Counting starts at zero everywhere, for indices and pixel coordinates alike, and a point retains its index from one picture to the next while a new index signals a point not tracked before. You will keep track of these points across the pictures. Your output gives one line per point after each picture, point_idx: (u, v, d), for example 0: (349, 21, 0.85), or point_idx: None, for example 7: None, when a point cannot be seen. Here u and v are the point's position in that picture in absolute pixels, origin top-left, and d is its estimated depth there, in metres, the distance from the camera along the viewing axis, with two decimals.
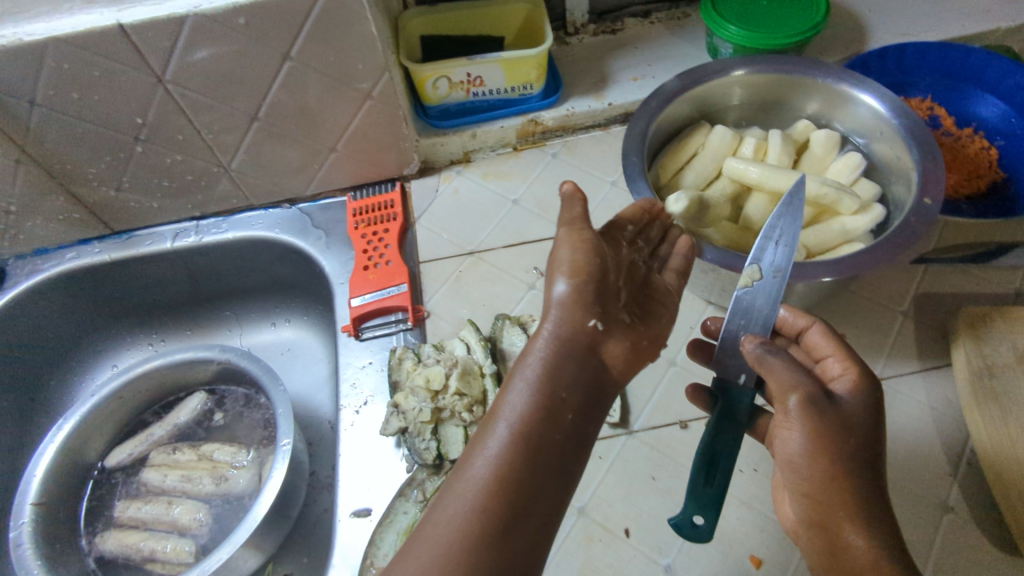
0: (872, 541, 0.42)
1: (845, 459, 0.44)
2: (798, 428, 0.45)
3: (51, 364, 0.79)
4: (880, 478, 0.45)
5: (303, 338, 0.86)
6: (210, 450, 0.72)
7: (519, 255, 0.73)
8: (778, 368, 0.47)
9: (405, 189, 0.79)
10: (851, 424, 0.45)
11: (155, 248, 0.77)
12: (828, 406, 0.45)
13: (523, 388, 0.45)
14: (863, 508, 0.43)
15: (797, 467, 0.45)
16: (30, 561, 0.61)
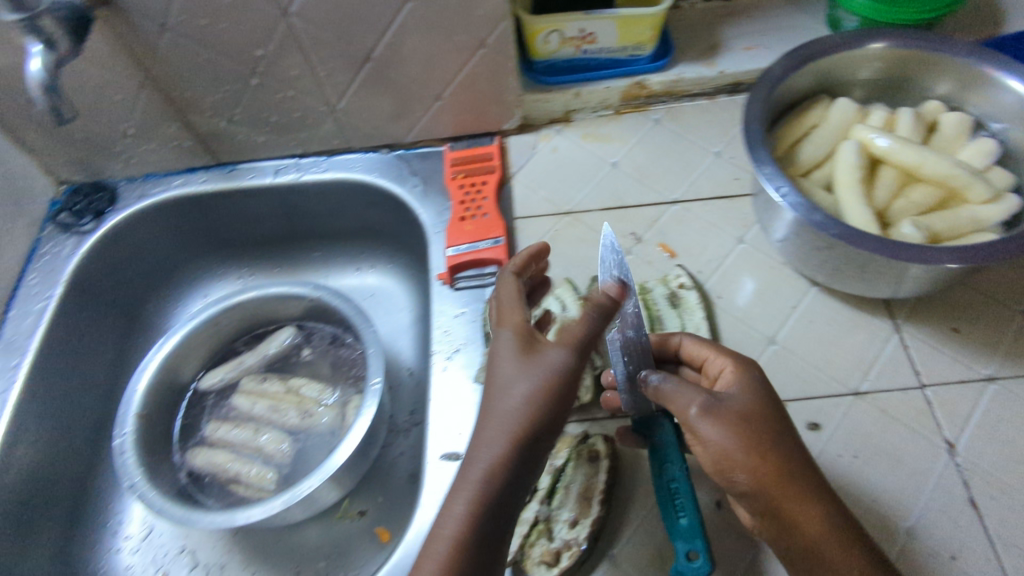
0: (817, 516, 0.45)
1: (764, 446, 0.45)
2: (720, 432, 0.46)
3: (150, 287, 0.82)
4: (803, 453, 0.47)
5: (386, 286, 0.87)
6: (297, 385, 0.74)
7: (616, 219, 0.71)
8: (665, 387, 0.49)
9: (504, 143, 0.79)
10: (750, 411, 0.47)
11: (257, 182, 0.79)
12: (727, 402, 0.47)
13: (471, 495, 0.41)
14: (806, 488, 0.45)
15: (725, 465, 0.46)
16: (132, 468, 0.64)
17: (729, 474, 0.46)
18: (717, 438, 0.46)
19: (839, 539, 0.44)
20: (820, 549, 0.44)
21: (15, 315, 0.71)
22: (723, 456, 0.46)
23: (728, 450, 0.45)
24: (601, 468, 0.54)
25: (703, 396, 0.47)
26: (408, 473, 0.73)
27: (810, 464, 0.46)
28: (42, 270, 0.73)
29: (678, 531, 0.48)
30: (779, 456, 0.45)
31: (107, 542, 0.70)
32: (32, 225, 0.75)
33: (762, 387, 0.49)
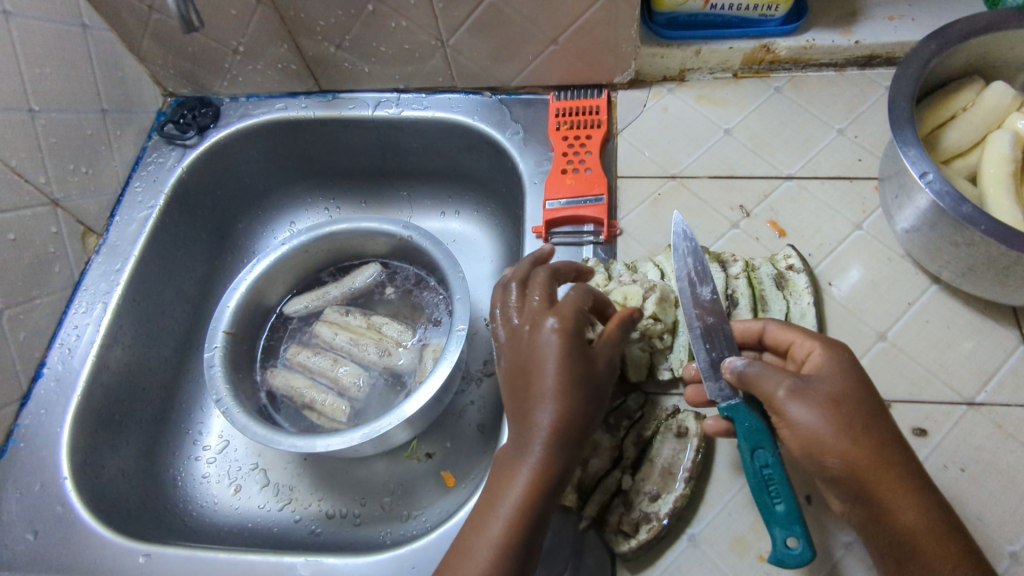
0: (911, 503, 0.42)
1: (854, 428, 0.43)
2: (808, 416, 0.44)
3: (243, 208, 0.83)
4: (899, 440, 0.44)
5: (470, 233, 0.86)
6: (379, 322, 0.75)
7: (724, 189, 0.68)
8: (750, 371, 0.47)
9: (612, 98, 0.75)
10: (844, 394, 0.45)
11: (358, 113, 0.78)
12: (819, 385, 0.45)
13: (513, 500, 0.44)
14: (898, 476, 0.43)
15: (815, 446, 0.44)
16: (219, 381, 0.65)
17: (819, 459, 0.44)
18: (805, 420, 0.44)
19: (936, 533, 0.41)
20: (915, 543, 0.41)
21: (120, 219, 0.72)
22: (814, 440, 0.44)
23: (818, 434, 0.44)
24: (688, 444, 0.52)
25: (790, 379, 0.46)
26: (478, 423, 0.74)
27: (908, 451, 0.44)
28: (147, 179, 0.74)
29: (776, 518, 0.45)
30: (872, 442, 0.43)
31: (188, 450, 0.72)
32: (140, 134, 0.76)
33: (857, 371, 0.46)
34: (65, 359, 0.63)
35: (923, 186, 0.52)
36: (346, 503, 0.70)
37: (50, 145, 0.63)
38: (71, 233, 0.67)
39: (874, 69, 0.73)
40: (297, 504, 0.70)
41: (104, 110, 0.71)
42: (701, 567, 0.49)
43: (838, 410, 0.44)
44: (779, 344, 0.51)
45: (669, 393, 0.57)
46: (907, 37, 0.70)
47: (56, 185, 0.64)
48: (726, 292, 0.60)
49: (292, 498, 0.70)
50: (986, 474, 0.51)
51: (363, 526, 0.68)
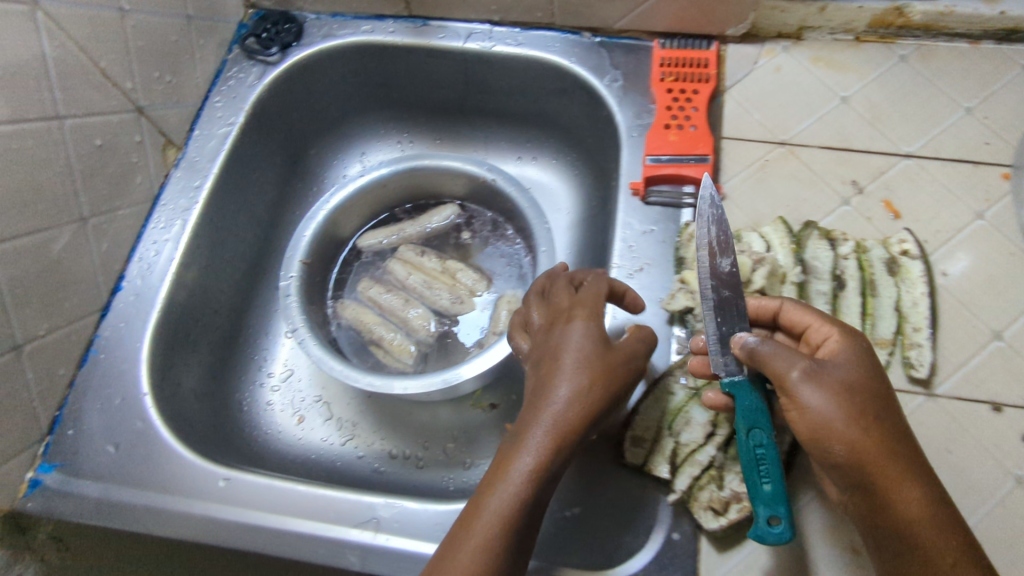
0: (917, 493, 0.40)
1: (867, 416, 0.41)
2: (822, 400, 0.41)
3: (318, 133, 0.80)
4: (906, 434, 0.42)
5: (546, 181, 0.83)
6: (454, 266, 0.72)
7: (837, 162, 0.63)
8: (765, 349, 0.44)
9: (721, 51, 0.70)
10: (859, 382, 0.42)
11: (448, 44, 0.74)
12: (835, 370, 0.43)
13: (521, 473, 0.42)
14: (903, 473, 0.41)
15: (827, 433, 0.41)
16: (295, 312, 0.64)
17: (824, 445, 0.42)
18: (817, 403, 0.41)
19: (941, 528, 0.40)
20: (918, 537, 0.40)
21: (199, 134, 0.69)
22: (824, 428, 0.41)
23: (830, 421, 0.41)
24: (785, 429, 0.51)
25: (805, 361, 0.43)
26: None
27: (916, 444, 0.42)
28: (227, 94, 0.71)
29: (762, 497, 0.43)
30: (883, 434, 0.41)
31: (253, 376, 0.72)
32: (221, 45, 0.73)
33: (874, 361, 0.44)
34: (143, 274, 0.62)
35: None
36: (410, 446, 0.70)
37: (137, 49, 0.61)
38: (153, 144, 0.65)
39: (1013, 45, 0.67)
40: (360, 440, 0.70)
41: (189, 16, 0.67)
42: (792, 554, 0.48)
43: (851, 398, 0.41)
44: (795, 323, 0.49)
45: None
46: None
47: (141, 92, 0.62)
48: (835, 272, 0.57)
49: (354, 434, 0.70)
50: None
51: (425, 470, 0.68)
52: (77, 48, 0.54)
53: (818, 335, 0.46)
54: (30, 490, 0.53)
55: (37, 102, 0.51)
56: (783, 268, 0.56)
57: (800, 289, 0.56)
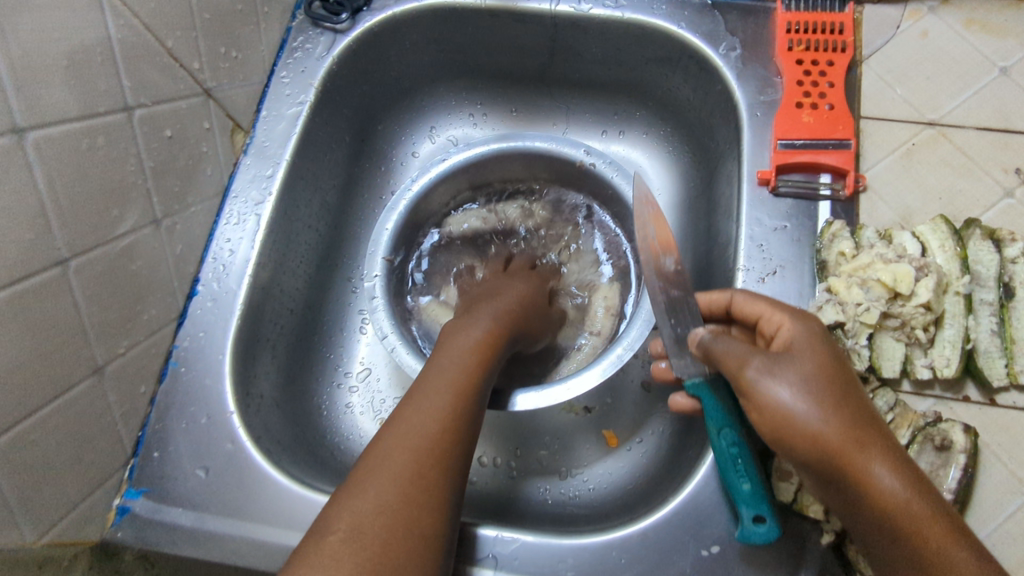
0: (893, 477, 0.38)
1: (833, 403, 0.39)
2: (788, 392, 0.40)
3: (386, 107, 0.73)
4: (872, 416, 0.40)
5: (636, 159, 0.75)
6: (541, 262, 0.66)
7: (997, 146, 0.55)
8: (721, 346, 0.43)
9: (856, 13, 0.61)
10: (815, 370, 0.40)
11: (537, 7, 0.65)
12: (792, 360, 0.41)
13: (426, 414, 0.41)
14: (838, 441, 0.38)
15: (788, 428, 0.39)
16: (382, 318, 0.59)
17: (786, 439, 0.40)
18: (789, 398, 0.39)
19: (928, 517, 0.37)
20: (911, 534, 0.37)
21: (267, 115, 0.62)
22: (798, 425, 0.39)
23: (790, 413, 0.39)
24: (951, 463, 0.46)
25: (770, 355, 0.42)
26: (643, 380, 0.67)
27: (880, 424, 0.40)
28: (293, 68, 0.64)
29: (742, 498, 0.45)
30: (838, 415, 0.39)
31: (331, 377, 0.67)
32: (284, 11, 0.65)
33: (829, 343, 0.43)
34: (219, 276, 0.57)
35: None
36: (501, 453, 0.66)
37: (203, 22, 0.53)
38: (221, 129, 0.58)
39: None
40: None
41: None
42: None
43: (809, 388, 0.40)
44: (748, 315, 0.48)
45: (922, 393, 0.50)
46: None
47: (208, 72, 0.55)
48: (1001, 278, 0.50)
49: None
50: None
51: (519, 479, 0.64)
52: (143, 26, 0.47)
53: (777, 323, 0.45)
54: (120, 518, 0.50)
55: (106, 92, 0.44)
56: (947, 275, 0.49)
57: (967, 300, 0.49)
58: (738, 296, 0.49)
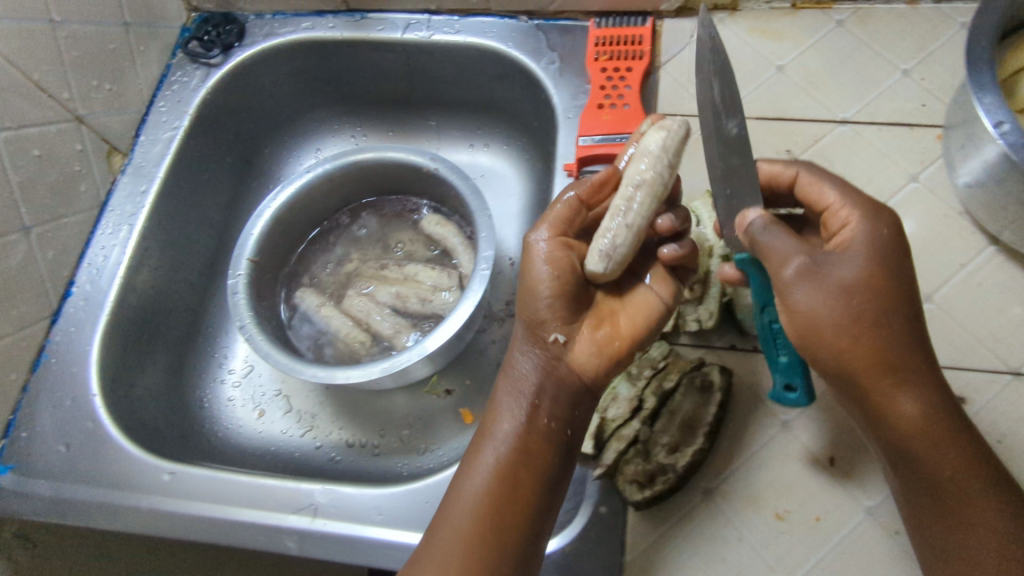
0: (917, 399, 0.44)
1: (875, 323, 0.43)
2: (816, 302, 0.43)
3: (270, 131, 0.81)
4: (914, 325, 0.44)
5: (499, 167, 0.83)
6: (415, 270, 0.72)
7: (771, 132, 0.63)
8: (767, 241, 0.45)
9: (657, 27, 0.70)
10: (860, 279, 0.43)
11: (387, 36, 0.74)
12: (838, 266, 0.43)
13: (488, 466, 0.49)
14: (879, 358, 0.43)
15: (825, 333, 0.43)
16: (243, 310, 0.66)
17: (814, 347, 0.44)
18: (823, 303, 0.43)
19: (928, 430, 0.43)
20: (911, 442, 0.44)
21: (144, 139, 0.70)
22: (830, 332, 0.43)
23: (821, 319, 0.43)
24: (711, 400, 0.52)
25: (815, 257, 0.44)
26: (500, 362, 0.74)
27: (917, 335, 0.44)
28: (171, 99, 0.72)
29: (780, 368, 0.49)
30: (875, 329, 0.43)
31: (214, 373, 0.74)
32: (164, 50, 0.74)
33: (892, 249, 0.44)
34: (93, 279, 0.64)
35: (995, 137, 0.46)
36: (366, 435, 0.72)
37: (72, 58, 0.62)
38: (96, 151, 0.67)
39: (950, 3, 0.66)
40: (319, 431, 0.72)
41: (126, 23, 0.68)
42: (716, 520, 0.50)
43: (851, 300, 0.42)
44: (813, 201, 0.49)
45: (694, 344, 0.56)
46: None
47: (80, 102, 0.63)
48: None
49: (314, 424, 0.72)
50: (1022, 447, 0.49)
51: (382, 456, 0.70)
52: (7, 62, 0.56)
53: (845, 213, 0.46)
54: None
55: None
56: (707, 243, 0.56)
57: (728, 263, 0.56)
58: (827, 185, 0.48)
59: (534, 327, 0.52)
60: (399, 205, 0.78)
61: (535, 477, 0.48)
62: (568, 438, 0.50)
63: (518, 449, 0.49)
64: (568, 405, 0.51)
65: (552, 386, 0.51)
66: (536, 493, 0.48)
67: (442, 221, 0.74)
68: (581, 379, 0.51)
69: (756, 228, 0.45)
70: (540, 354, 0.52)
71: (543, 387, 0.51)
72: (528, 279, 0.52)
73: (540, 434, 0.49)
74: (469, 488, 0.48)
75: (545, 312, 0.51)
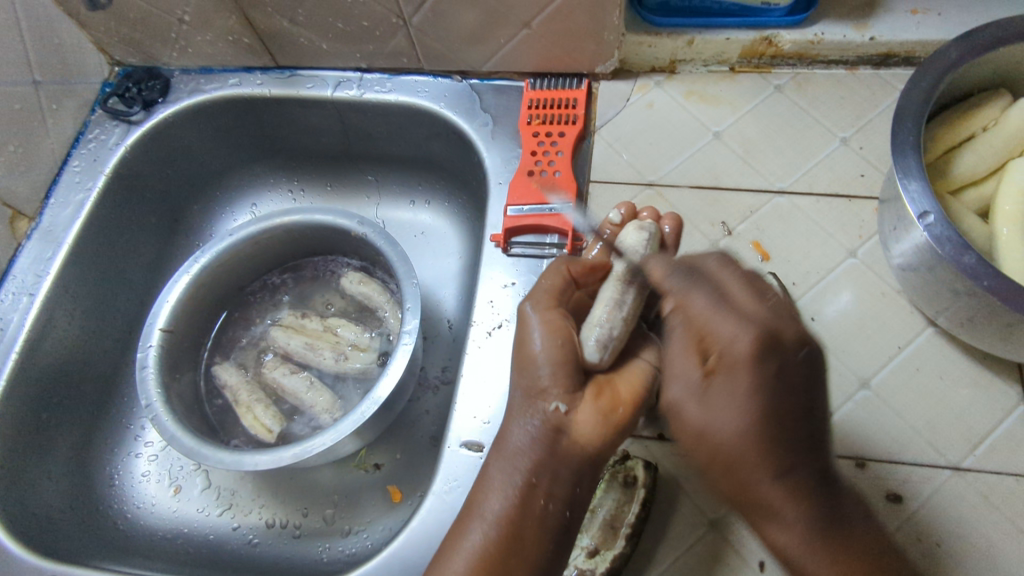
0: (796, 529, 0.38)
1: (751, 452, 0.39)
2: (695, 419, 0.42)
3: (196, 187, 0.77)
4: (814, 441, 0.40)
5: (441, 224, 0.76)
6: (335, 324, 0.69)
7: (707, 202, 0.61)
8: (672, 344, 0.45)
9: (593, 89, 0.68)
10: (737, 408, 0.40)
11: (316, 93, 0.71)
12: (718, 381, 0.41)
13: (474, 542, 0.44)
14: (762, 489, 0.39)
15: (699, 448, 0.42)
16: (151, 386, 0.61)
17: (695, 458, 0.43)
18: (709, 428, 0.41)
19: (829, 563, 0.37)
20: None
21: (55, 202, 0.68)
22: (726, 456, 0.40)
23: (709, 436, 0.41)
24: (634, 497, 0.49)
25: (702, 386, 0.42)
26: (436, 433, 0.67)
27: (802, 455, 0.39)
28: (86, 157, 0.70)
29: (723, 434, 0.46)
30: (762, 454, 0.39)
31: (128, 446, 0.68)
32: (82, 107, 0.71)
33: (772, 365, 0.40)
34: None
35: (921, 227, 0.45)
36: (289, 514, 0.65)
37: None
38: None
39: (890, 69, 0.64)
40: (237, 510, 0.65)
41: (36, 82, 0.66)
42: None
43: (737, 427, 0.40)
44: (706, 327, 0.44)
45: None
46: (931, 36, 0.60)
47: None
48: None
49: (232, 503, 0.66)
50: (961, 552, 0.46)
51: (303, 539, 0.63)
52: None
53: (707, 329, 0.43)
54: None
55: None
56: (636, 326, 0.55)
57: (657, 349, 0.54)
58: (693, 298, 0.44)
59: (531, 396, 0.47)
60: (322, 267, 0.74)
61: (522, 563, 0.44)
62: (565, 519, 0.46)
63: (506, 533, 0.44)
64: (570, 484, 0.46)
65: (552, 461, 0.46)
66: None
67: (363, 278, 0.70)
68: (586, 455, 0.46)
69: (671, 316, 0.46)
70: (539, 424, 0.46)
71: (542, 465, 0.46)
72: (523, 347, 0.48)
73: (532, 516, 0.45)
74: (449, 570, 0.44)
75: (545, 379, 0.47)
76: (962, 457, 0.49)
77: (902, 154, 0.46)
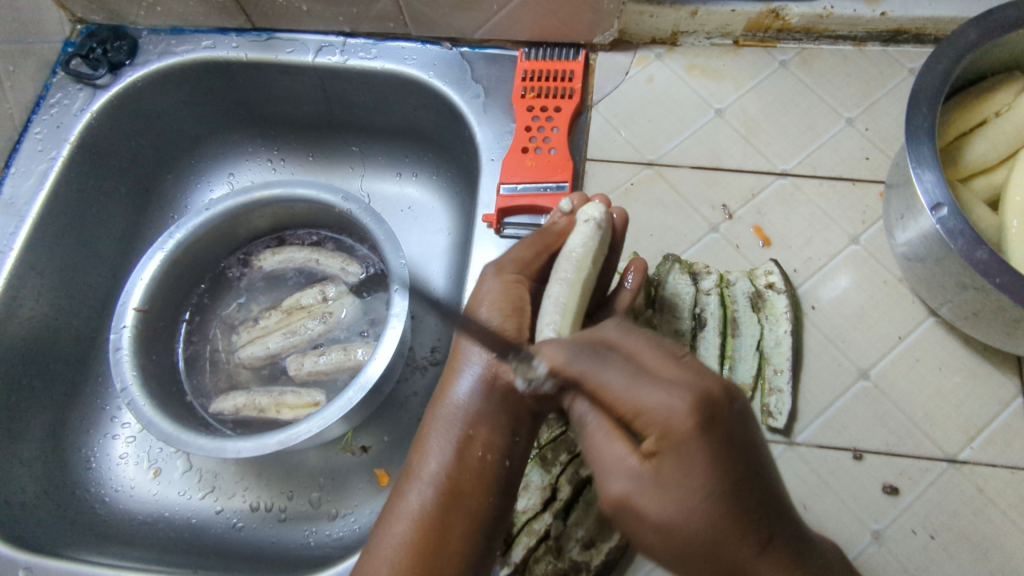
0: (775, 574, 0.34)
1: (740, 529, 0.34)
2: (670, 514, 0.35)
3: (169, 155, 0.73)
4: (772, 514, 0.35)
5: (430, 199, 0.73)
6: (294, 302, 0.66)
7: (707, 183, 0.59)
8: (593, 420, 0.39)
9: (590, 61, 0.65)
10: (699, 547, 0.34)
11: (296, 58, 0.67)
12: (672, 458, 0.34)
13: (416, 492, 0.44)
14: (750, 562, 0.35)
15: (655, 549, 0.36)
16: (126, 368, 0.58)
17: (656, 550, 0.36)
18: (668, 521, 0.35)
19: None
20: None
21: (16, 172, 0.64)
22: (681, 543, 0.35)
23: (676, 531, 0.35)
24: None
25: (648, 472, 0.35)
26: (425, 416, 0.65)
27: (768, 525, 0.35)
28: (49, 124, 0.65)
29: None
30: (731, 525, 0.34)
31: (104, 428, 0.66)
32: (42, 68, 0.67)
33: (728, 453, 0.34)
34: None
35: (934, 219, 0.43)
36: (273, 497, 0.63)
37: None
38: None
39: (899, 46, 0.62)
40: (220, 494, 0.63)
41: None
42: None
43: (696, 514, 0.34)
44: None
45: None
46: (944, 12, 0.58)
47: None
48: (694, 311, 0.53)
49: (215, 486, 0.64)
50: (957, 545, 0.46)
51: (288, 523, 0.62)
52: None
53: (643, 417, 0.35)
54: None
55: None
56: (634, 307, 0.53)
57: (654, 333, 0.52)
58: (607, 376, 0.37)
59: (477, 339, 0.46)
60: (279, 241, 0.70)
61: (459, 515, 0.43)
62: (505, 470, 0.45)
63: (447, 490, 0.44)
64: (508, 431, 0.45)
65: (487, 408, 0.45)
66: (467, 541, 0.43)
67: (276, 248, 0.68)
68: (525, 402, 0.45)
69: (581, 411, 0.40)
70: (482, 371, 0.46)
71: (477, 415, 0.45)
72: (480, 297, 0.47)
73: (471, 472, 0.44)
74: (391, 534, 0.43)
75: (490, 321, 0.46)
76: (958, 449, 0.49)
77: (919, 139, 0.44)
